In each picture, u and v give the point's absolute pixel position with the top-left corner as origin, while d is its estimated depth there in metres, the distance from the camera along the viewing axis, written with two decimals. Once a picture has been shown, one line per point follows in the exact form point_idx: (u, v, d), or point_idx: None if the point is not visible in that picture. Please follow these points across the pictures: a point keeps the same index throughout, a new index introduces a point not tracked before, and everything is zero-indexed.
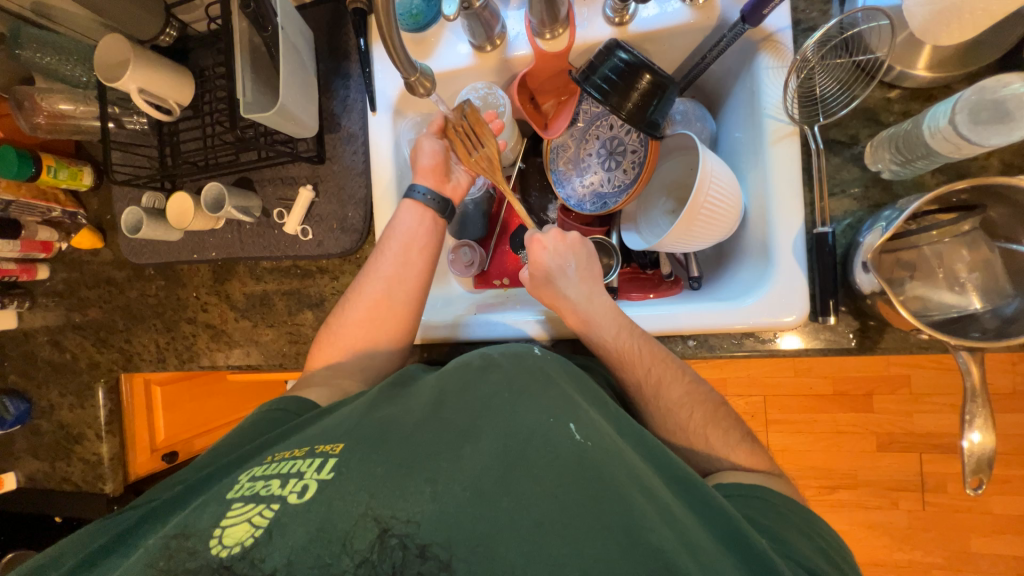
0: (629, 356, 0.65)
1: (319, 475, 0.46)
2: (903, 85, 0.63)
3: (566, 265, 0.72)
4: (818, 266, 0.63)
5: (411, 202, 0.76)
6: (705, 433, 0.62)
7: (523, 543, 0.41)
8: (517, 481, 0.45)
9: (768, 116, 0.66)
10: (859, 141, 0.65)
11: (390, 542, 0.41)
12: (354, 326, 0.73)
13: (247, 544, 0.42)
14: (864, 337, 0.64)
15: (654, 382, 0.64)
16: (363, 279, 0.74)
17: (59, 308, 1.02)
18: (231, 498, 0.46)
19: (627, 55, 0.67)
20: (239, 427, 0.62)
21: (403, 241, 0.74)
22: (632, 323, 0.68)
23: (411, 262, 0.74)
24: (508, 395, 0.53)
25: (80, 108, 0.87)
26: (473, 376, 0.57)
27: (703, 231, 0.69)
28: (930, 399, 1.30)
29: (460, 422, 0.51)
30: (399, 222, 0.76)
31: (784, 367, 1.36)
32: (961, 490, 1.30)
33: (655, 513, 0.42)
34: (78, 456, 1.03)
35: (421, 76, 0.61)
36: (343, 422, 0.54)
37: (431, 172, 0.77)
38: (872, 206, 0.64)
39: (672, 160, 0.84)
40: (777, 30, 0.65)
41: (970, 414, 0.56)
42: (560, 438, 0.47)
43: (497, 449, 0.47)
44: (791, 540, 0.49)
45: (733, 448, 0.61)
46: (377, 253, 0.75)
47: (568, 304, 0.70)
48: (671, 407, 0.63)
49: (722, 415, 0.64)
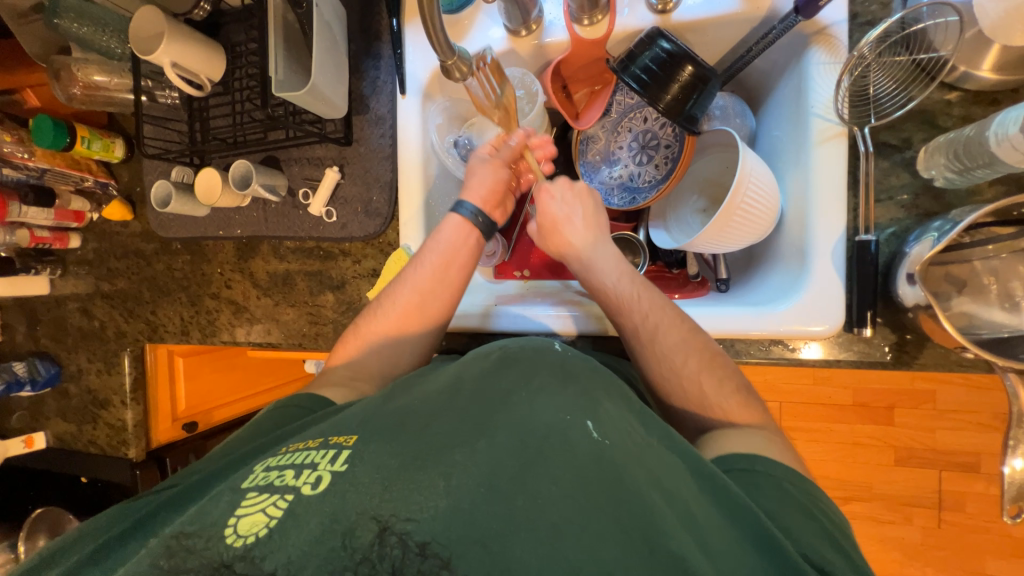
0: (625, 298, 0.66)
1: (331, 467, 0.46)
2: (965, 87, 0.60)
3: (574, 212, 0.73)
4: (858, 276, 0.60)
5: (457, 218, 0.74)
6: (698, 382, 0.60)
7: (539, 545, 0.40)
8: (534, 479, 0.44)
9: (814, 115, 0.63)
10: (912, 145, 0.61)
11: (389, 540, 0.40)
12: (382, 326, 0.72)
13: (260, 535, 0.41)
14: (901, 352, 0.61)
15: (651, 328, 0.63)
16: (397, 287, 0.73)
17: (89, 277, 1.04)
18: (247, 487, 0.46)
19: (669, 45, 0.64)
20: (255, 422, 0.63)
21: (443, 257, 0.73)
22: (633, 271, 0.69)
23: (450, 279, 0.73)
24: (525, 393, 0.53)
25: (114, 80, 0.88)
26: (492, 371, 0.57)
27: (736, 232, 0.67)
28: (956, 416, 1.25)
29: (476, 418, 0.50)
30: (442, 236, 0.74)
31: (804, 374, 1.33)
32: (980, 511, 1.26)
33: (674, 518, 0.42)
34: (104, 421, 1.06)
35: (459, 60, 0.58)
36: (355, 415, 0.54)
37: (484, 194, 0.75)
38: (921, 215, 0.61)
39: (708, 156, 0.81)
40: (833, 23, 0.62)
41: (1014, 439, 0.54)
42: (578, 436, 0.47)
43: (515, 444, 0.47)
44: (800, 532, 0.45)
45: (727, 398, 0.59)
46: (415, 262, 0.74)
47: (570, 247, 0.72)
48: (666, 352, 0.62)
49: (718, 365, 0.61)
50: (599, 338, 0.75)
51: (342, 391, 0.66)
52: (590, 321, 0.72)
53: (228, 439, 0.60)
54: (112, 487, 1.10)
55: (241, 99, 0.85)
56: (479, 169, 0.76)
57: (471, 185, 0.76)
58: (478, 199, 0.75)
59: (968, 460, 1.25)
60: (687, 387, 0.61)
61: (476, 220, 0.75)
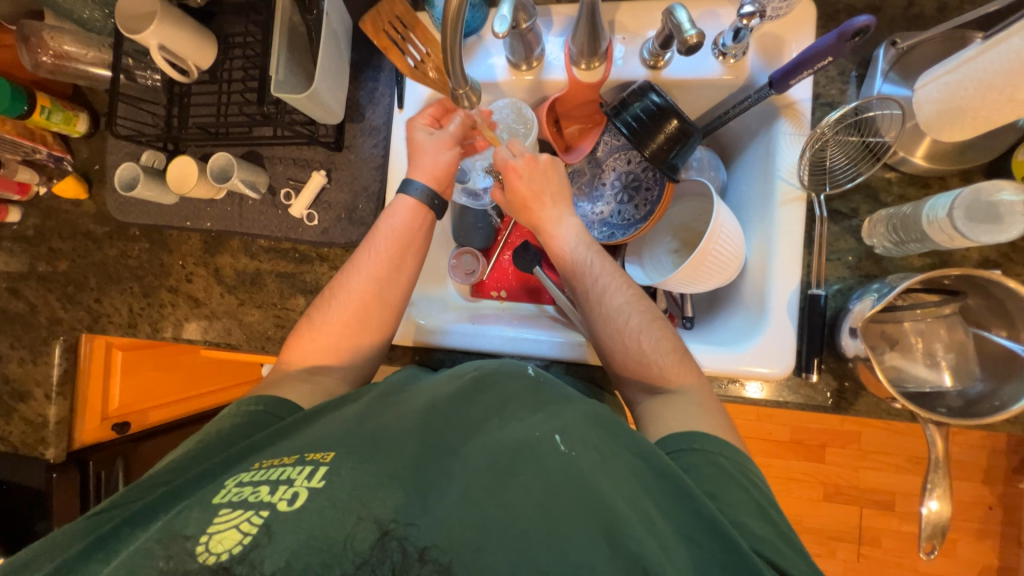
0: (579, 260, 0.72)
1: (309, 483, 0.45)
2: (902, 169, 0.68)
3: (540, 179, 0.75)
4: (808, 325, 0.67)
5: (411, 201, 0.74)
6: (638, 339, 0.65)
7: (513, 553, 0.41)
8: (507, 492, 0.45)
9: (780, 178, 0.70)
10: (858, 215, 0.69)
11: (390, 545, 0.41)
12: (338, 324, 0.70)
13: (239, 550, 0.42)
14: (840, 398, 0.68)
15: (599, 289, 0.69)
16: (349, 274, 0.72)
17: (25, 255, 0.95)
18: (219, 503, 0.45)
19: (659, 99, 0.69)
20: (207, 433, 0.58)
21: (397, 242, 0.73)
22: (590, 239, 0.75)
23: (403, 264, 0.73)
24: (498, 414, 0.54)
25: (89, 53, 0.83)
26: (465, 390, 0.57)
27: (706, 275, 0.72)
28: (878, 457, 1.37)
29: (451, 438, 0.51)
30: (393, 220, 0.74)
31: (749, 411, 1.41)
32: (894, 547, 1.37)
33: (637, 521, 0.43)
34: (20, 415, 0.95)
35: (469, 89, 0.61)
36: (334, 430, 0.53)
37: (436, 174, 0.76)
38: (864, 277, 0.68)
39: (684, 203, 0.87)
40: (800, 100, 0.70)
41: (931, 483, 0.61)
42: (548, 449, 0.48)
43: (487, 463, 0.48)
44: (748, 524, 0.48)
45: (663, 355, 0.63)
46: (367, 248, 0.73)
47: (534, 211, 0.75)
48: (611, 312, 0.67)
49: (657, 325, 0.66)
50: (572, 364, 0.76)
51: (309, 402, 0.64)
52: (566, 348, 0.74)
53: (179, 449, 0.56)
54: (20, 490, 0.99)
55: (228, 90, 0.83)
56: (430, 147, 0.75)
57: (422, 163, 0.75)
58: (428, 177, 0.76)
59: (886, 499, 1.37)
60: (628, 343, 0.65)
61: (428, 200, 0.75)
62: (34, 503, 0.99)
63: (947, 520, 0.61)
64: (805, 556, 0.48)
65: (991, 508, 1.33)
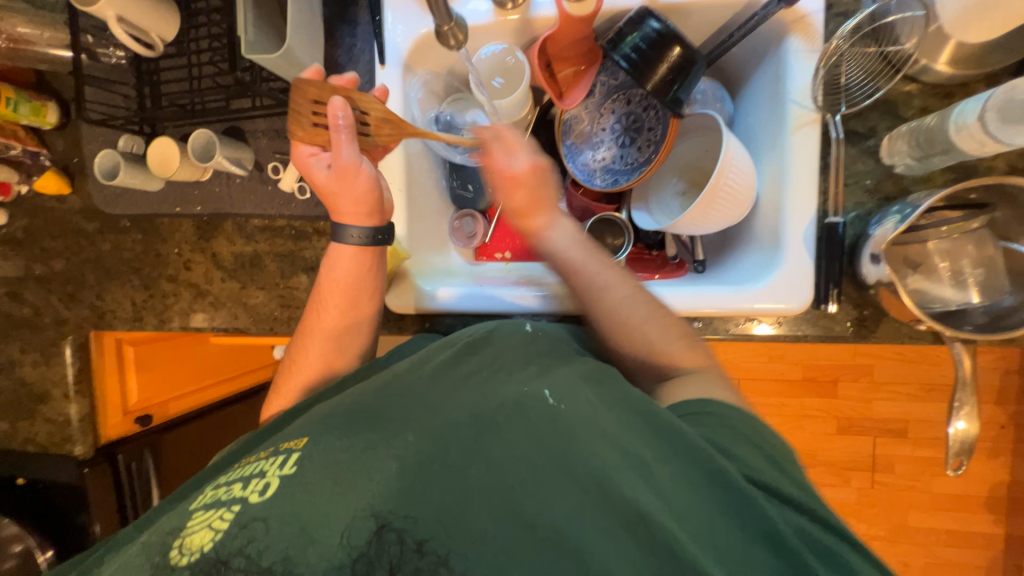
0: (578, 263, 0.66)
1: (281, 471, 0.46)
2: (923, 79, 0.64)
3: (536, 187, 0.65)
4: (827, 256, 0.64)
5: (351, 248, 0.69)
6: (645, 330, 0.63)
7: (497, 510, 0.42)
8: (489, 447, 0.45)
9: (791, 101, 0.66)
10: (876, 134, 0.66)
11: (388, 537, 0.41)
12: (330, 316, 0.69)
13: (210, 548, 0.42)
14: (861, 326, 0.66)
15: (599, 285, 0.64)
16: (306, 340, 0.70)
17: (19, 258, 0.93)
18: (194, 508, 0.46)
19: (659, 25, 0.64)
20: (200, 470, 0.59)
21: (343, 292, 0.69)
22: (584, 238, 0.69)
23: (358, 307, 0.70)
24: (488, 374, 0.54)
25: (45, 33, 0.78)
26: (454, 358, 0.57)
27: (717, 213, 0.69)
28: (891, 387, 1.38)
29: (434, 400, 0.51)
30: (334, 270, 0.69)
31: (761, 352, 1.42)
32: (908, 471, 1.40)
33: (630, 468, 0.43)
34: (42, 416, 0.96)
35: (454, 26, 0.59)
36: (310, 417, 0.53)
37: (360, 209, 0.67)
38: (882, 199, 0.66)
39: (691, 139, 0.83)
40: (811, 12, 0.64)
41: (959, 402, 0.61)
42: (536, 404, 0.47)
43: (470, 417, 0.47)
44: (744, 455, 0.48)
45: (672, 342, 0.62)
46: (315, 308, 0.70)
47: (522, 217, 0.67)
48: (614, 308, 0.64)
49: (663, 313, 0.63)
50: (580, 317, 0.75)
51: None
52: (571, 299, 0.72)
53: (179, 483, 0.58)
54: (54, 487, 1.01)
55: (199, 62, 0.78)
56: (343, 186, 0.65)
57: (343, 205, 0.67)
58: (360, 215, 0.68)
59: (899, 427, 1.39)
60: (634, 335, 0.63)
61: (369, 240, 0.69)
62: (69, 499, 1.02)
63: (974, 437, 0.61)
64: (811, 492, 0.48)
65: (1004, 427, 1.35)
